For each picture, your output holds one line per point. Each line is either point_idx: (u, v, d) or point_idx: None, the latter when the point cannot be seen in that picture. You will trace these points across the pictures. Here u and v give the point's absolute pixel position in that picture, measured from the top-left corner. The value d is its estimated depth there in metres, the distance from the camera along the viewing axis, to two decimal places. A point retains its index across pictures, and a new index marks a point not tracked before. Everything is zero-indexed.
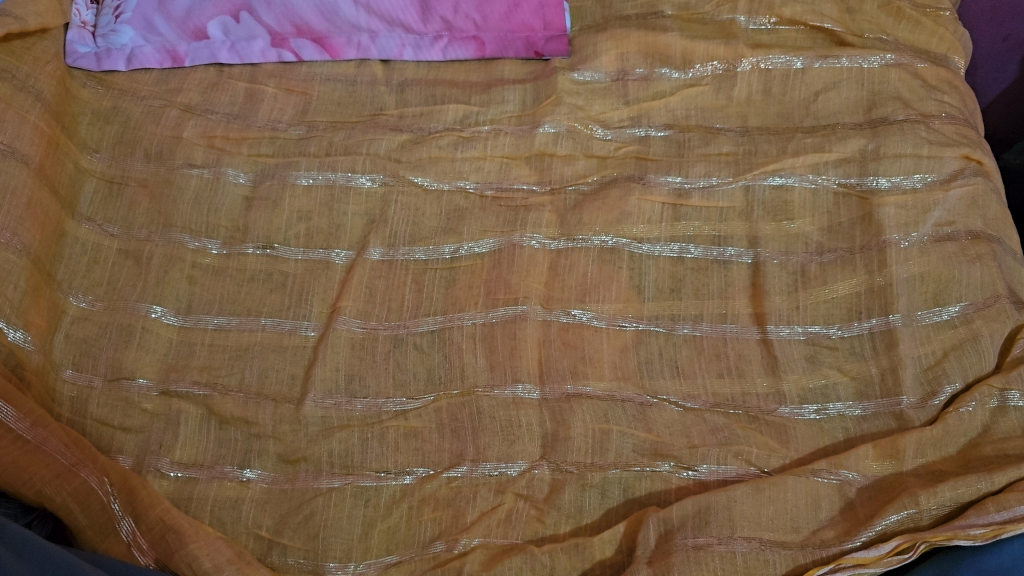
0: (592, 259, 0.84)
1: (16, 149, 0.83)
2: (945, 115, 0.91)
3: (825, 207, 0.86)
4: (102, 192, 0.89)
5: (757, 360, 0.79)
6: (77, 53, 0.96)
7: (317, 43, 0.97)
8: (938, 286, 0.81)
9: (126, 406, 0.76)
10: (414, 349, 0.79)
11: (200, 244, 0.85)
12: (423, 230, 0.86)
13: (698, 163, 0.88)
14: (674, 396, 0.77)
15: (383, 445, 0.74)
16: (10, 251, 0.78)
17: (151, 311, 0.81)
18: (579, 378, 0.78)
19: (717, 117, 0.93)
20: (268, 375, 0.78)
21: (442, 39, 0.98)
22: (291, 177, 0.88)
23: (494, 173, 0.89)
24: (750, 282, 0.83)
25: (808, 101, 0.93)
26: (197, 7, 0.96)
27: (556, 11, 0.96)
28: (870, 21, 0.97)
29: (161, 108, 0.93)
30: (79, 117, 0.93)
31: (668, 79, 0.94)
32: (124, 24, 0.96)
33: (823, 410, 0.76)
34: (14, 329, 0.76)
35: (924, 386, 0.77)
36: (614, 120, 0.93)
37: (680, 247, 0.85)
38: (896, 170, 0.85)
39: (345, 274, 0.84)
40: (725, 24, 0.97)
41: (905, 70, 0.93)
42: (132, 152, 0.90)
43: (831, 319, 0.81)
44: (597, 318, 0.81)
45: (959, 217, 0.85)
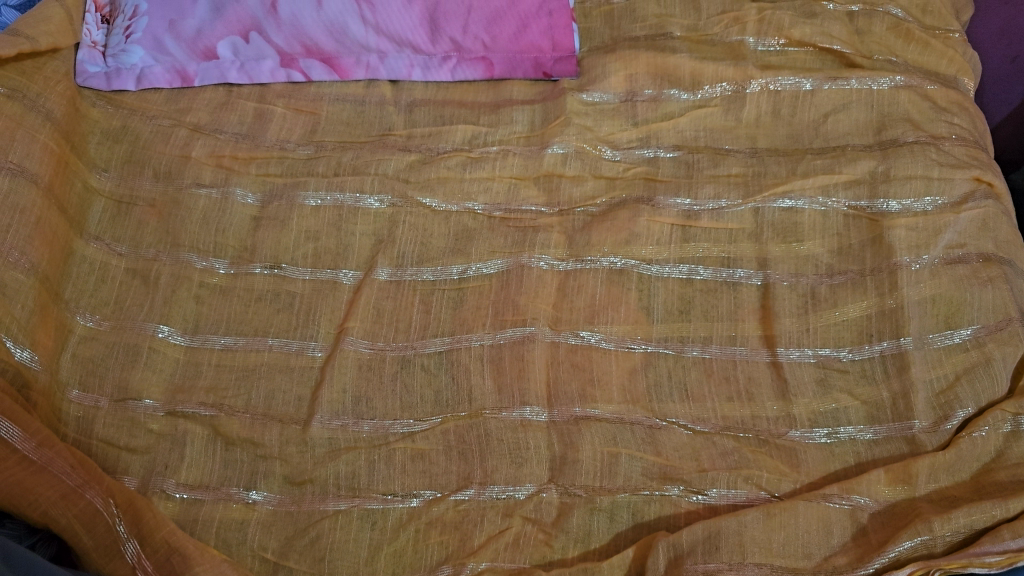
0: (600, 281, 0.83)
1: (26, 168, 0.83)
2: (955, 137, 0.91)
3: (835, 229, 0.85)
4: (110, 212, 0.89)
5: (767, 383, 0.78)
6: (87, 73, 0.96)
7: (326, 63, 0.97)
8: (949, 308, 0.81)
9: (132, 426, 0.76)
10: (421, 371, 0.79)
11: (208, 263, 0.85)
12: (431, 250, 0.86)
13: (707, 184, 0.88)
14: (684, 419, 0.77)
15: (390, 467, 0.74)
16: (19, 270, 0.78)
17: (158, 331, 0.81)
18: (588, 401, 0.77)
19: (726, 138, 0.93)
20: (274, 396, 0.78)
21: (451, 59, 0.98)
22: (299, 197, 0.88)
23: (502, 195, 0.89)
24: (759, 303, 0.83)
25: (817, 122, 0.93)
26: (207, 27, 0.95)
27: (564, 32, 0.97)
28: (879, 43, 0.97)
29: (170, 128, 0.93)
30: (88, 136, 0.93)
31: (677, 100, 0.94)
32: (134, 44, 0.96)
33: (834, 434, 0.76)
34: (21, 347, 0.75)
35: (936, 410, 0.76)
36: (623, 141, 0.93)
37: (689, 269, 0.84)
38: (907, 192, 0.85)
39: (353, 295, 0.83)
40: (734, 46, 0.97)
41: (915, 92, 0.93)
42: (141, 171, 0.91)
43: (841, 342, 0.80)
44: (606, 340, 0.80)
45: (971, 239, 0.84)
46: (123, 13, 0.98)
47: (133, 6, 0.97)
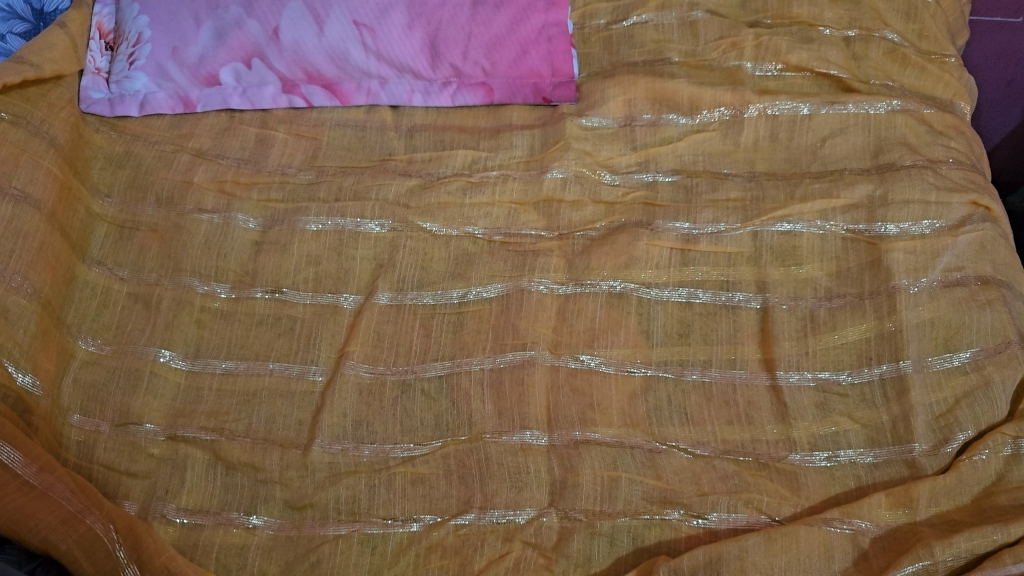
0: (600, 305, 0.84)
1: (30, 194, 0.84)
2: (953, 160, 0.92)
3: (833, 252, 0.86)
4: (113, 237, 0.89)
5: (767, 407, 0.79)
6: (91, 99, 0.97)
7: (328, 89, 0.98)
8: (948, 331, 0.81)
9: (133, 450, 0.76)
10: (421, 395, 0.79)
11: (210, 287, 0.86)
12: (431, 275, 0.86)
13: (706, 208, 0.89)
14: (684, 442, 0.77)
15: (390, 491, 0.74)
16: (21, 294, 0.79)
17: (160, 355, 0.81)
18: (588, 425, 0.77)
19: (725, 162, 0.93)
20: (275, 421, 0.78)
21: (451, 85, 0.99)
22: (301, 222, 0.89)
23: (502, 219, 0.90)
24: (759, 327, 0.83)
25: (815, 147, 0.93)
26: (209, 54, 0.96)
27: (563, 57, 0.98)
28: (876, 68, 0.98)
29: (172, 153, 0.94)
30: (91, 162, 0.94)
31: (676, 124, 0.95)
32: (137, 70, 0.97)
33: (835, 457, 0.76)
34: (24, 372, 0.76)
35: (937, 433, 0.76)
36: (622, 165, 0.94)
37: (688, 292, 0.84)
38: (904, 216, 0.86)
39: (354, 318, 0.84)
40: (732, 71, 0.98)
41: (912, 116, 0.94)
42: (143, 197, 0.91)
43: (840, 365, 0.80)
44: (605, 364, 0.81)
45: (969, 262, 0.85)
46: (126, 40, 0.98)
47: (136, 33, 0.97)
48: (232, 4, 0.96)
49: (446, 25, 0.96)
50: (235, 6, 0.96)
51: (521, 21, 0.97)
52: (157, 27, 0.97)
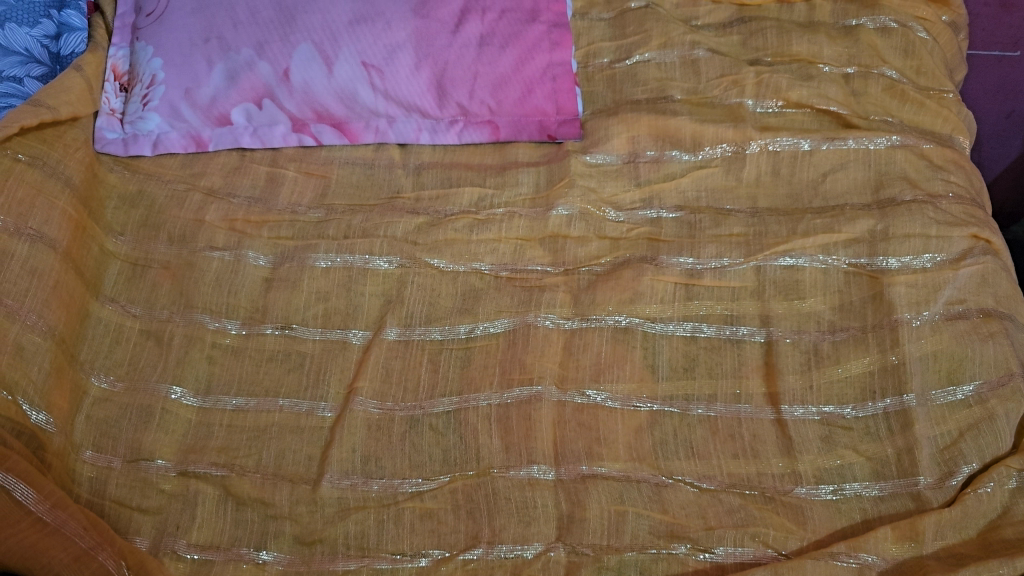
0: (605, 339, 0.85)
1: (45, 234, 0.86)
2: (952, 195, 0.93)
3: (836, 286, 0.87)
4: (126, 273, 0.91)
5: (772, 441, 0.79)
6: (105, 139, 1.00)
7: (336, 127, 1.00)
8: (951, 364, 0.82)
9: (145, 487, 0.77)
10: (429, 430, 0.80)
11: (220, 324, 0.87)
12: (439, 310, 0.87)
13: (709, 243, 0.90)
14: (690, 476, 0.77)
15: (399, 527, 0.74)
16: (36, 332, 0.81)
17: (171, 392, 0.82)
18: (594, 459, 0.78)
19: (727, 198, 0.95)
20: (285, 456, 0.79)
21: (458, 123, 1.00)
22: (310, 259, 0.90)
23: (509, 255, 0.91)
24: (762, 360, 0.84)
25: (816, 182, 0.95)
26: (221, 95, 0.98)
27: (568, 95, 0.99)
28: (875, 104, 1.00)
29: (184, 192, 0.96)
30: (105, 201, 0.96)
31: (679, 161, 0.97)
32: (151, 111, 0.99)
33: (840, 491, 0.76)
34: (37, 411, 0.77)
35: (941, 466, 0.77)
36: (626, 202, 0.95)
37: (693, 326, 0.86)
38: (905, 250, 0.87)
39: (362, 354, 0.85)
40: (734, 108, 1.00)
41: (911, 151, 0.95)
42: (155, 235, 0.93)
43: (844, 399, 0.81)
44: (611, 399, 0.81)
45: (970, 295, 0.86)
46: (141, 81, 1.00)
47: (150, 75, 0.99)
48: (243, 46, 0.98)
49: (453, 65, 0.98)
50: (246, 49, 0.98)
51: (526, 61, 0.99)
52: (171, 69, 0.99)
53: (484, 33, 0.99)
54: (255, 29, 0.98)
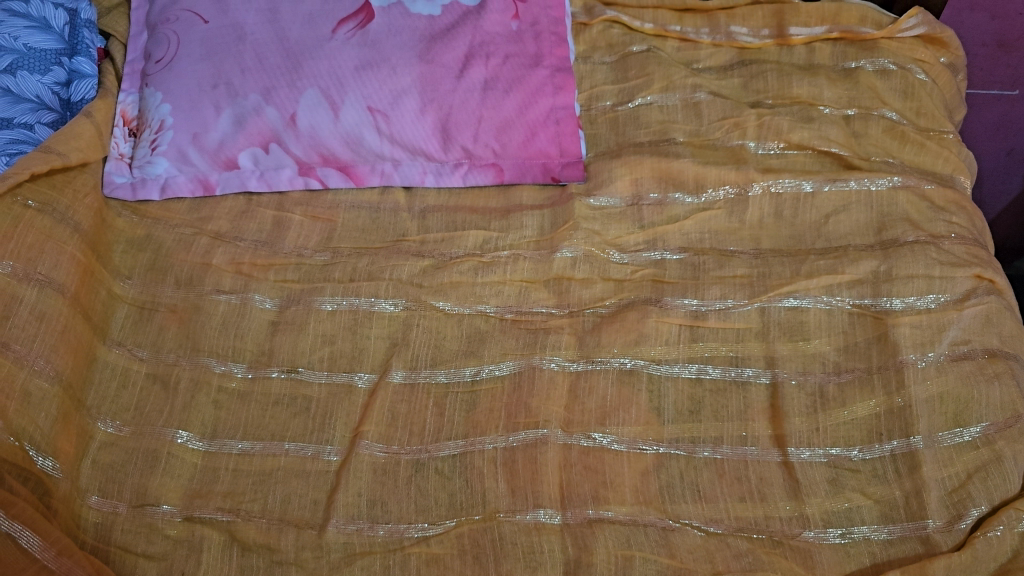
0: (611, 381, 0.85)
1: (53, 279, 0.87)
2: (954, 235, 0.94)
3: (840, 327, 0.87)
4: (133, 317, 0.91)
5: (779, 483, 0.79)
6: (114, 184, 1.01)
7: (343, 171, 1.01)
8: (957, 406, 0.81)
9: (150, 532, 0.76)
10: (435, 474, 0.80)
11: (226, 367, 0.87)
12: (444, 353, 0.88)
13: (713, 285, 0.90)
14: (697, 520, 0.77)
15: (404, 572, 0.74)
16: (43, 378, 0.81)
17: (177, 436, 0.82)
18: (601, 503, 0.77)
19: (731, 240, 0.95)
20: (291, 501, 0.79)
21: (462, 166, 1.01)
22: (316, 302, 0.91)
23: (513, 298, 0.91)
24: (768, 403, 0.84)
25: (819, 224, 0.95)
26: (228, 139, 0.99)
27: (571, 139, 1.01)
28: (876, 145, 1.01)
29: (191, 236, 0.97)
30: (113, 245, 0.97)
31: (681, 203, 0.98)
32: (159, 156, 1.00)
33: (848, 534, 0.76)
34: (44, 456, 0.78)
35: (949, 509, 0.76)
36: (630, 244, 0.96)
37: (698, 368, 0.86)
38: (909, 290, 0.88)
39: (368, 398, 0.85)
40: (736, 150, 1.01)
41: (912, 192, 0.96)
42: (162, 279, 0.94)
43: (851, 441, 0.81)
44: (617, 442, 0.81)
45: (975, 335, 0.86)
46: (149, 127, 1.01)
47: (159, 120, 1.01)
48: (251, 91, 0.99)
49: (457, 110, 0.99)
50: (254, 94, 0.99)
51: (530, 105, 1.00)
52: (179, 114, 1.00)
53: (489, 77, 1.00)
54: (262, 75, 0.99)
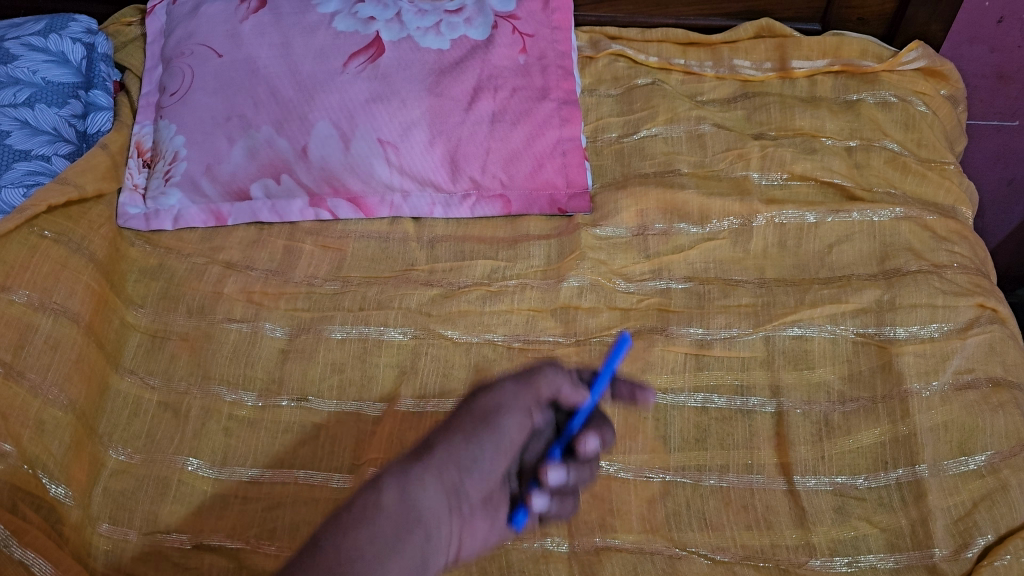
0: (618, 410, 0.85)
1: (68, 309, 0.89)
2: (957, 265, 0.95)
3: (844, 356, 0.88)
4: (145, 346, 0.93)
5: (785, 512, 0.79)
6: (128, 215, 1.03)
7: (353, 202, 1.03)
8: (962, 434, 0.82)
9: (159, 560, 0.76)
10: None
11: (237, 396, 0.88)
12: (452, 382, 0.88)
13: (718, 314, 0.91)
14: (704, 548, 0.77)
15: None
16: (56, 406, 0.82)
17: (187, 463, 0.83)
18: (608, 531, 0.78)
19: (735, 270, 0.96)
20: (300, 528, 0.78)
21: (471, 197, 1.03)
22: (326, 331, 0.92)
23: (521, 327, 0.92)
24: (774, 431, 0.84)
25: (822, 253, 0.97)
26: (241, 171, 1.01)
27: (577, 170, 1.03)
28: (878, 176, 1.02)
29: (204, 265, 0.99)
30: (127, 275, 0.99)
31: (687, 233, 0.99)
32: (173, 187, 1.02)
33: (855, 563, 0.75)
34: (57, 484, 0.78)
35: (956, 538, 0.76)
36: (636, 273, 0.97)
37: (704, 397, 0.86)
38: (912, 320, 0.89)
39: (377, 425, 0.85)
40: (739, 180, 1.03)
41: (914, 223, 0.98)
42: (174, 307, 0.95)
43: (856, 469, 0.81)
44: (624, 470, 0.82)
45: (979, 364, 0.87)
46: (164, 158, 1.04)
47: (173, 151, 1.03)
48: (263, 124, 1.00)
49: (466, 142, 1.01)
50: (267, 126, 1.00)
51: (537, 136, 1.02)
52: (193, 146, 1.02)
53: (497, 110, 1.02)
54: (274, 108, 1.00)
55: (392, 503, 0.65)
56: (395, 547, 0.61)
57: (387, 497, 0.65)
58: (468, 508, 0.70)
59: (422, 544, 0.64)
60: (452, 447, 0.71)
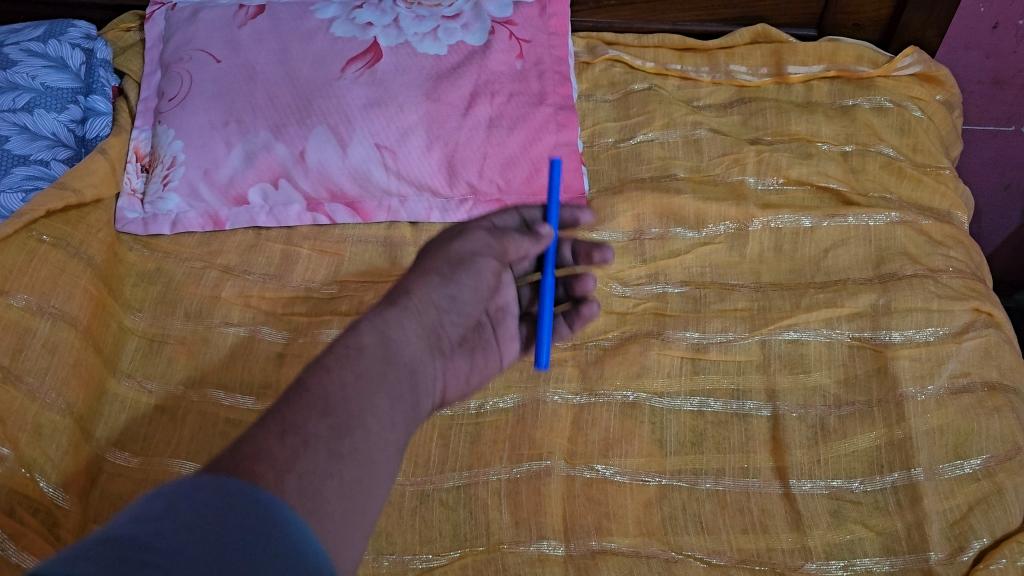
0: (614, 414, 0.86)
1: (66, 313, 0.89)
2: (952, 269, 0.95)
3: (840, 360, 0.88)
4: (142, 350, 0.93)
5: (781, 515, 0.79)
6: (127, 219, 1.04)
7: (350, 206, 1.03)
8: (958, 438, 0.82)
9: None
10: (439, 505, 0.80)
11: (234, 400, 0.87)
12: None
13: (714, 318, 0.92)
14: (700, 552, 0.77)
15: None
16: (54, 410, 0.82)
17: (183, 467, 0.82)
18: (604, 534, 0.78)
19: (731, 274, 0.97)
20: None
21: (468, 202, 1.03)
22: (323, 334, 0.92)
23: None
24: (770, 435, 0.84)
25: (818, 258, 0.97)
26: (239, 175, 1.02)
27: (573, 174, 1.03)
28: (874, 180, 1.03)
29: (201, 270, 0.99)
30: (125, 279, 1.00)
31: (683, 237, 1.00)
32: (171, 192, 1.03)
33: (850, 567, 0.75)
34: (54, 487, 0.78)
35: (952, 542, 0.76)
36: (632, 277, 0.98)
37: (700, 401, 0.87)
38: (908, 324, 0.89)
39: None
40: (735, 185, 1.03)
41: (911, 227, 0.98)
42: (172, 311, 0.95)
43: (852, 473, 0.81)
44: (620, 473, 0.82)
45: (974, 367, 0.87)
46: (162, 163, 1.04)
47: (171, 156, 1.03)
48: (261, 129, 1.01)
49: (462, 147, 1.01)
50: (264, 131, 1.01)
51: (534, 142, 1.02)
52: (191, 151, 1.02)
53: (494, 115, 1.02)
54: (272, 113, 1.01)
55: (371, 344, 0.59)
56: (390, 380, 0.58)
57: (365, 335, 0.59)
58: (448, 345, 0.68)
59: (413, 377, 0.61)
60: (429, 287, 0.66)
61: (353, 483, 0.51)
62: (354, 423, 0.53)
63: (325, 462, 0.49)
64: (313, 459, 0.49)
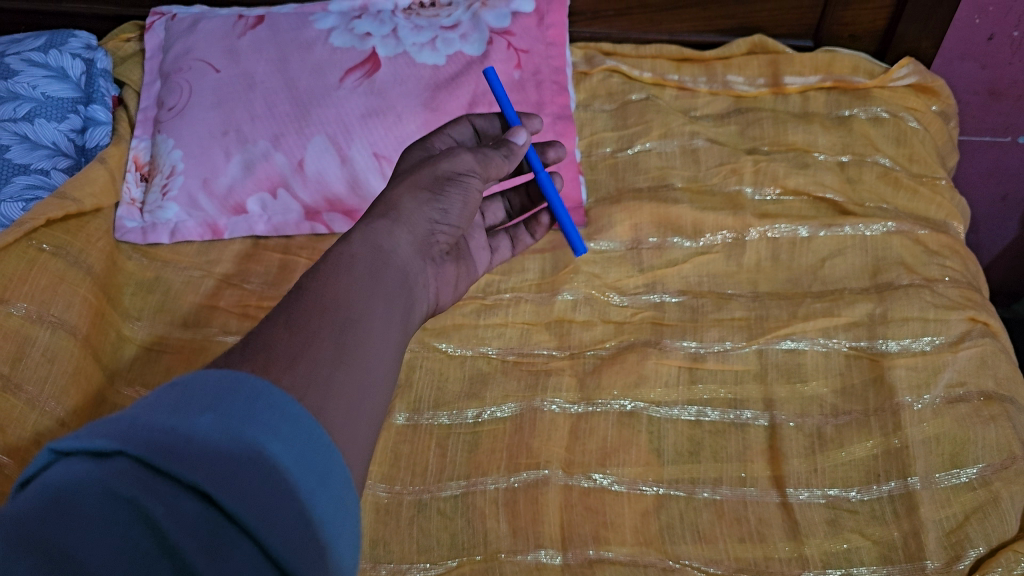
0: (612, 423, 0.86)
1: (65, 321, 0.89)
2: (948, 279, 0.95)
3: (837, 369, 0.88)
4: (141, 358, 0.93)
5: (777, 524, 0.79)
6: (125, 228, 1.04)
7: (348, 216, 1.03)
8: (954, 447, 0.82)
9: None
10: (437, 514, 0.80)
11: None
12: (447, 394, 0.90)
13: (711, 328, 0.92)
14: (697, 561, 0.77)
15: None
16: (53, 419, 0.82)
17: None
18: (601, 543, 0.77)
19: (728, 283, 0.97)
20: None
21: None
22: None
23: (515, 340, 0.94)
24: (767, 444, 0.85)
25: (815, 267, 0.97)
26: (237, 184, 1.02)
27: (572, 184, 1.04)
28: (870, 191, 1.03)
29: (199, 278, 1.00)
30: (124, 287, 1.00)
31: (680, 247, 1.00)
32: (170, 201, 1.03)
33: None
34: None
35: (948, 550, 0.76)
36: (630, 287, 0.98)
37: (697, 410, 0.87)
38: (904, 333, 0.89)
39: None
40: (733, 195, 1.04)
41: (906, 237, 0.98)
42: (170, 320, 0.96)
43: (849, 482, 0.81)
44: (617, 482, 0.82)
45: (970, 377, 0.87)
46: (161, 172, 1.05)
47: (170, 165, 1.04)
48: (260, 138, 1.01)
49: None
50: (263, 140, 1.01)
51: None
52: (190, 160, 1.03)
53: None
54: (271, 122, 1.01)
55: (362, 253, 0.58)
56: (385, 285, 0.57)
57: (356, 246, 0.59)
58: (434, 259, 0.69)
59: (407, 284, 0.61)
60: (418, 202, 0.66)
61: (350, 402, 0.47)
62: (355, 319, 0.52)
63: (328, 355, 0.48)
64: (318, 352, 0.48)
